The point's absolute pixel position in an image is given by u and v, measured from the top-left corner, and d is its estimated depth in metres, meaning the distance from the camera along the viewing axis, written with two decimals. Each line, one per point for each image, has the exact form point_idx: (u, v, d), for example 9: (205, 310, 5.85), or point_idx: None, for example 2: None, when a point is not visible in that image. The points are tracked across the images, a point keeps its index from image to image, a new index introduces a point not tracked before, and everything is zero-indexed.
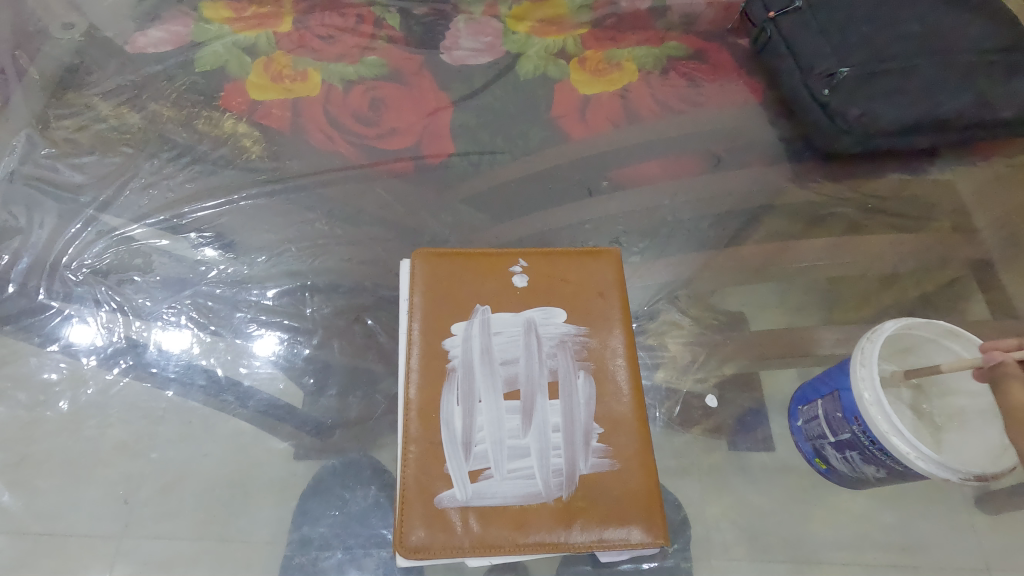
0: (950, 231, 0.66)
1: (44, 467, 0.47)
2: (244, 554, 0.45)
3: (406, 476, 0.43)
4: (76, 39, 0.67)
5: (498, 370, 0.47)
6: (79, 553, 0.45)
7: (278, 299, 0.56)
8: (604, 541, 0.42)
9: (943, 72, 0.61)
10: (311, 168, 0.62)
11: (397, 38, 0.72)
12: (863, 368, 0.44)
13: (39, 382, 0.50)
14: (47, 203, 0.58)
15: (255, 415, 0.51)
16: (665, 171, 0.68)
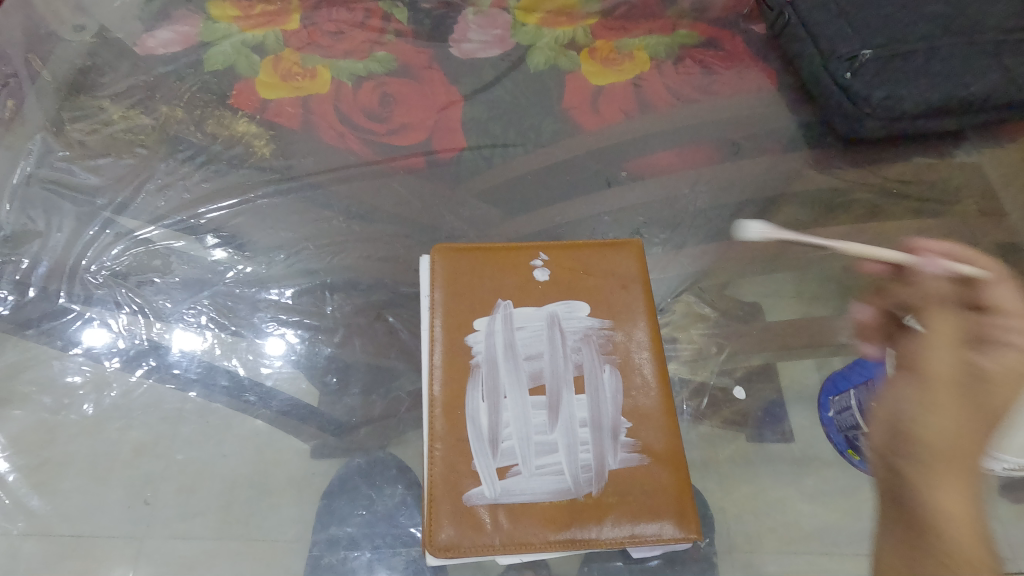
0: (977, 215, 0.64)
1: (70, 470, 0.47)
2: (266, 551, 0.45)
3: (433, 473, 0.43)
4: (87, 41, 0.67)
5: (523, 365, 0.46)
6: (104, 553, 0.44)
7: (297, 298, 0.56)
8: (637, 536, 0.41)
9: (969, 52, 0.60)
10: (323, 166, 0.62)
11: (405, 33, 0.71)
12: (898, 359, 0.43)
13: (62, 386, 0.50)
14: (65, 207, 0.57)
15: (278, 415, 0.51)
16: (682, 160, 0.67)
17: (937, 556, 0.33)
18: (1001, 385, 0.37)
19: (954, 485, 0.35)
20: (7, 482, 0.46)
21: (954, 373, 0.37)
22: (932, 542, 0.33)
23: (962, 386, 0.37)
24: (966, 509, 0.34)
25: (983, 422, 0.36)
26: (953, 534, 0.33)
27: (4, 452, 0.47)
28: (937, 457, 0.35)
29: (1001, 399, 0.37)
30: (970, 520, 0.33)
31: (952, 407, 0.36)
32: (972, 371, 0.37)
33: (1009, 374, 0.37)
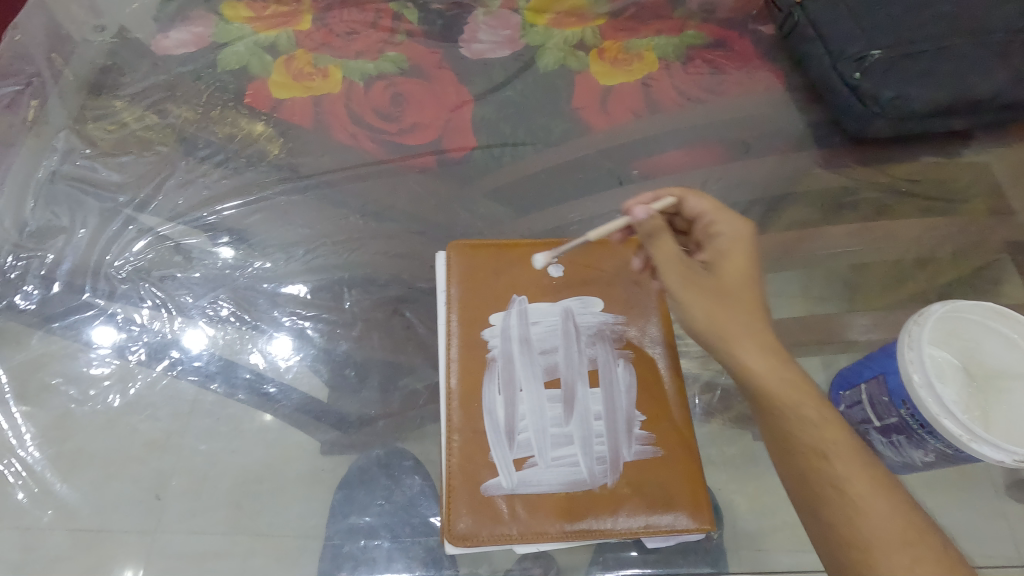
0: (985, 213, 0.65)
1: (96, 460, 0.48)
2: (276, 546, 0.46)
3: (451, 464, 0.43)
4: (106, 41, 0.68)
5: (538, 359, 0.47)
6: (114, 549, 0.45)
7: (314, 293, 0.57)
8: (652, 527, 0.42)
9: (977, 52, 0.60)
10: (338, 164, 0.63)
11: (417, 33, 0.72)
12: (911, 351, 0.43)
13: (88, 378, 0.51)
14: (88, 203, 0.58)
15: (297, 408, 0.52)
16: (691, 159, 0.68)
17: (801, 436, 0.38)
18: (740, 272, 0.44)
19: (787, 366, 0.40)
20: (36, 471, 0.47)
21: (730, 278, 0.43)
22: (781, 422, 0.39)
23: (744, 287, 0.43)
24: (805, 384, 0.40)
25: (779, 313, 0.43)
26: (809, 413, 0.38)
27: (32, 442, 0.48)
28: (766, 353, 0.40)
29: (757, 283, 0.43)
30: (811, 392, 0.39)
31: (755, 307, 0.42)
32: (734, 271, 0.44)
33: (733, 262, 0.44)
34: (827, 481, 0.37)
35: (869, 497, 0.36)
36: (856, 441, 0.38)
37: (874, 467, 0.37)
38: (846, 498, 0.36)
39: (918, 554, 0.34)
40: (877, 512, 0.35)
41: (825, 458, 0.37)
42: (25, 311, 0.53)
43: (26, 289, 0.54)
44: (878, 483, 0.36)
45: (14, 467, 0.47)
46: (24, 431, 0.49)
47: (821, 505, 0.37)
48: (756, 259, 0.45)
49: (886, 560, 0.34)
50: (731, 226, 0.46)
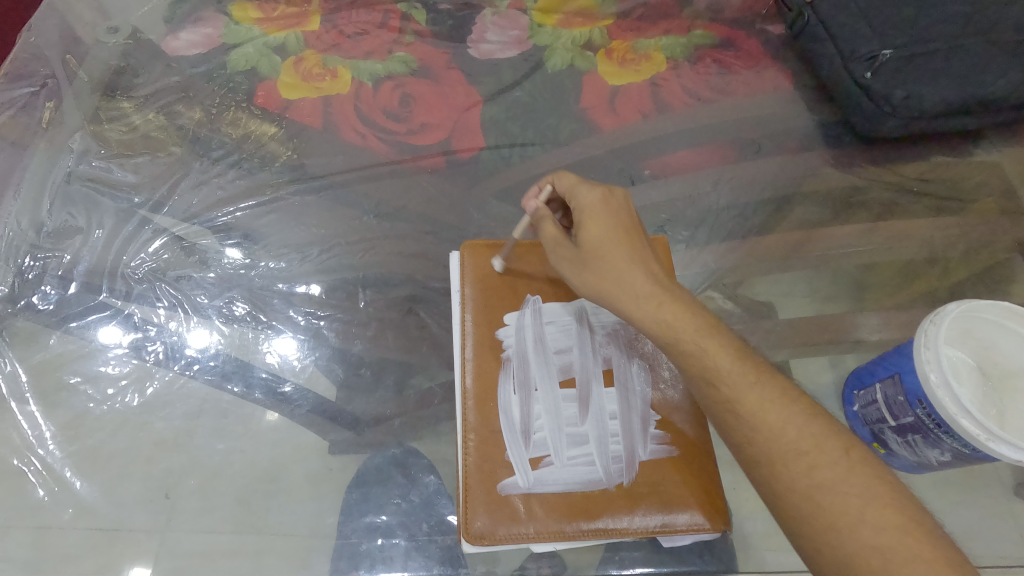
0: (997, 212, 0.65)
1: (114, 459, 0.48)
2: (289, 546, 0.46)
3: (468, 464, 0.44)
4: (120, 42, 0.68)
5: (553, 359, 0.48)
6: (123, 548, 0.45)
7: (328, 293, 0.57)
8: (667, 526, 0.42)
9: (989, 52, 0.60)
10: (350, 165, 0.63)
11: (425, 34, 0.73)
12: (927, 351, 0.43)
13: (105, 378, 0.52)
14: (104, 204, 0.59)
15: (313, 407, 0.52)
16: (701, 158, 0.68)
17: (696, 371, 0.39)
18: (597, 228, 0.44)
19: (664, 309, 0.40)
20: (56, 471, 0.48)
21: (588, 240, 0.44)
22: (673, 360, 0.40)
23: (601, 245, 0.43)
24: (688, 319, 0.40)
25: (652, 255, 0.43)
26: (694, 347, 0.39)
27: (52, 441, 0.49)
28: (636, 303, 0.41)
29: (617, 232, 0.43)
30: (691, 326, 0.40)
31: (615, 262, 0.42)
32: (591, 230, 0.44)
33: (589, 218, 0.45)
34: (719, 407, 0.38)
35: (764, 415, 0.36)
36: (749, 360, 0.39)
37: (770, 382, 0.37)
38: (739, 420, 0.37)
39: (816, 460, 0.34)
40: (772, 424, 0.36)
41: (715, 387, 0.38)
42: (43, 311, 0.53)
43: (44, 289, 0.54)
44: (770, 399, 0.37)
45: (34, 466, 0.48)
46: (44, 430, 0.49)
47: (723, 428, 0.38)
48: (611, 207, 0.45)
49: (784, 471, 0.34)
50: (586, 186, 0.47)
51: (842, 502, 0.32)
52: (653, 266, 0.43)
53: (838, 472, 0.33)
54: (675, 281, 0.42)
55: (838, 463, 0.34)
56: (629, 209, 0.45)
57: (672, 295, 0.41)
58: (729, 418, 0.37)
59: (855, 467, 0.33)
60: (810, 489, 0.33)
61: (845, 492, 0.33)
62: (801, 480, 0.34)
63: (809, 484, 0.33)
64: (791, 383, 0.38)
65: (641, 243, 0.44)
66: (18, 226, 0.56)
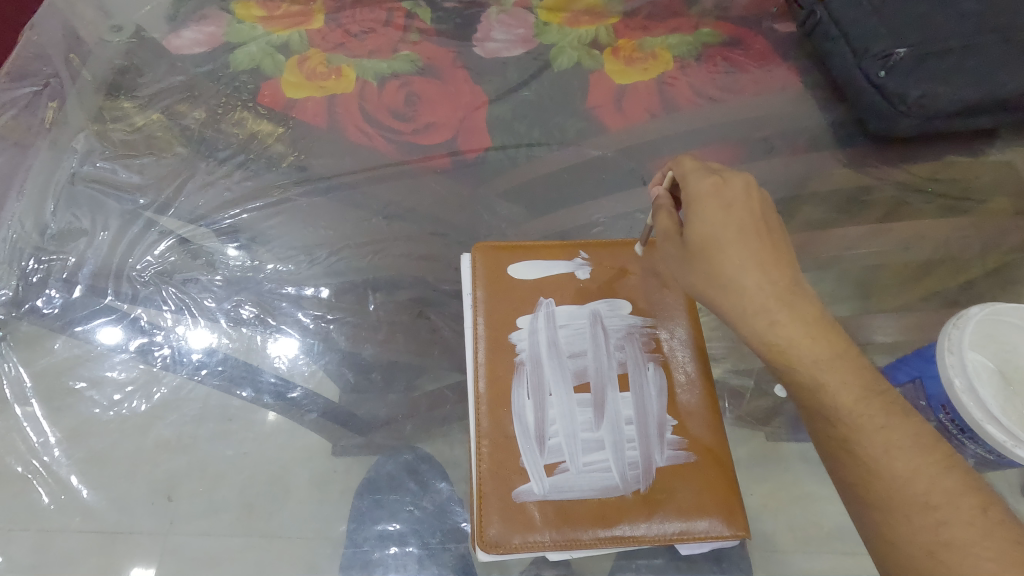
0: (1012, 212, 0.64)
1: (122, 465, 0.48)
2: (297, 552, 0.45)
3: (481, 470, 0.43)
4: (122, 42, 0.67)
5: (567, 363, 0.47)
6: (125, 551, 0.45)
7: (336, 295, 0.56)
8: (687, 533, 0.41)
9: (1006, 51, 0.59)
10: (356, 165, 0.62)
11: (431, 32, 0.72)
12: (951, 355, 0.42)
13: (112, 383, 0.51)
14: (109, 206, 0.58)
15: (323, 412, 0.51)
16: (713, 158, 0.67)
17: (813, 401, 0.38)
18: (711, 225, 0.41)
19: (781, 327, 0.38)
20: (62, 478, 0.47)
21: (698, 234, 0.41)
22: (787, 386, 0.39)
23: (712, 243, 0.40)
24: (812, 343, 0.38)
25: (779, 261, 0.40)
26: (812, 376, 0.38)
27: (58, 447, 0.48)
28: (748, 316, 0.39)
29: (735, 230, 0.40)
30: (814, 352, 0.38)
31: (729, 265, 0.39)
32: (704, 226, 0.41)
33: (699, 212, 0.41)
34: (836, 445, 0.37)
35: (889, 460, 0.35)
36: (879, 399, 0.37)
37: (899, 425, 0.36)
38: (859, 461, 0.35)
39: (945, 515, 0.32)
40: (900, 473, 0.34)
41: (834, 422, 0.37)
42: (47, 315, 0.53)
43: (48, 293, 0.53)
44: (900, 444, 0.35)
45: (39, 473, 0.47)
46: (49, 435, 0.48)
47: (837, 467, 0.37)
48: (728, 202, 0.41)
49: (905, 520, 0.33)
50: (701, 174, 0.43)
51: (973, 565, 0.30)
52: (778, 275, 0.39)
53: (970, 531, 0.31)
54: (804, 293, 0.39)
55: (972, 523, 0.32)
56: (752, 204, 0.41)
57: (796, 311, 0.38)
58: (846, 457, 0.36)
59: (991, 529, 0.31)
60: (933, 544, 0.32)
61: (975, 553, 0.31)
62: (923, 534, 0.32)
63: (933, 539, 0.32)
64: (924, 427, 0.36)
65: (765, 244, 0.40)
66: (22, 228, 0.56)
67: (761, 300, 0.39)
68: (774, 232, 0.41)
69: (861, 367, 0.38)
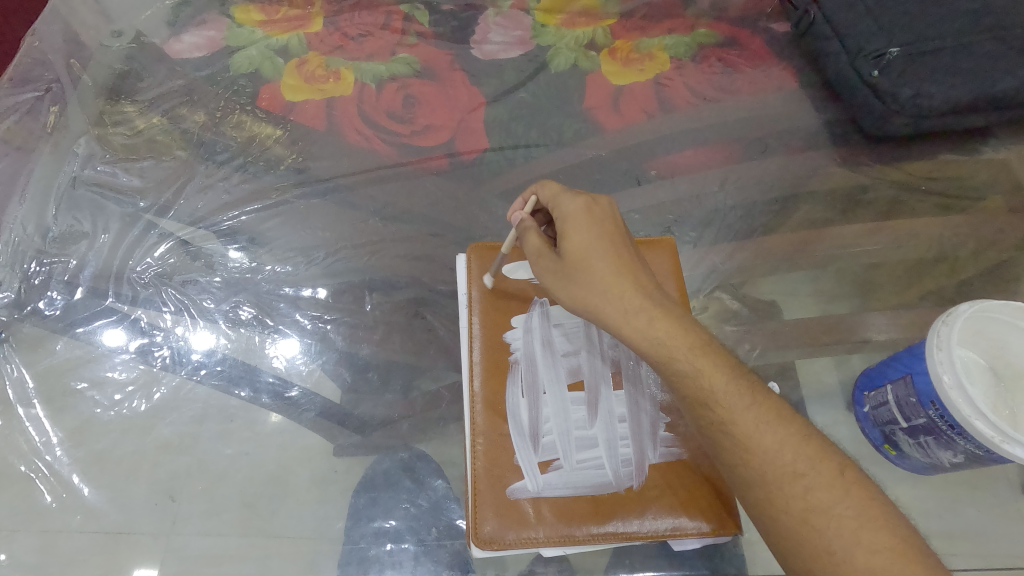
0: (1006, 210, 0.64)
1: (121, 465, 0.48)
2: (295, 548, 0.46)
3: (477, 467, 0.43)
4: (123, 46, 0.68)
5: (561, 362, 0.47)
6: (129, 550, 0.45)
7: (334, 297, 0.57)
8: (678, 530, 0.42)
9: (998, 49, 0.59)
10: (354, 168, 0.63)
11: (429, 35, 0.72)
12: (940, 351, 0.42)
13: (113, 383, 0.51)
14: (109, 209, 0.59)
15: (320, 411, 0.52)
16: (707, 158, 0.67)
17: (692, 391, 0.37)
18: (582, 238, 0.42)
19: (657, 323, 0.39)
20: (62, 477, 0.47)
21: (571, 250, 0.42)
22: (668, 379, 0.38)
23: (587, 256, 0.41)
24: (680, 337, 0.38)
25: (641, 266, 0.41)
26: (688, 367, 0.38)
27: (59, 446, 0.49)
28: (625, 319, 0.39)
29: (604, 242, 0.41)
30: (684, 344, 0.38)
31: (602, 274, 0.40)
32: (576, 241, 0.42)
33: (571, 226, 0.43)
34: (713, 428, 0.36)
35: (760, 436, 0.35)
36: (744, 379, 0.37)
37: (764, 403, 0.36)
38: (736, 441, 0.35)
39: (812, 482, 0.33)
40: (769, 445, 0.35)
41: (710, 409, 0.37)
42: (49, 317, 0.53)
43: (50, 294, 0.54)
44: (766, 420, 0.35)
45: (41, 472, 0.47)
46: (51, 435, 0.49)
47: (714, 448, 0.36)
48: (598, 217, 0.43)
49: (779, 492, 0.33)
50: (568, 196, 0.44)
51: (838, 524, 0.32)
52: (643, 277, 0.41)
53: (833, 493, 0.33)
54: (667, 295, 0.40)
55: (835, 486, 0.33)
56: (614, 217, 0.43)
57: (663, 308, 0.39)
58: (722, 438, 0.36)
59: (852, 490, 0.33)
60: (805, 510, 0.32)
61: (840, 515, 0.32)
62: (795, 501, 0.33)
63: (805, 506, 0.32)
64: (781, 402, 0.37)
65: (628, 252, 0.42)
66: (24, 231, 0.56)
67: (633, 304, 0.39)
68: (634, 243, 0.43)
69: (722, 354, 0.39)
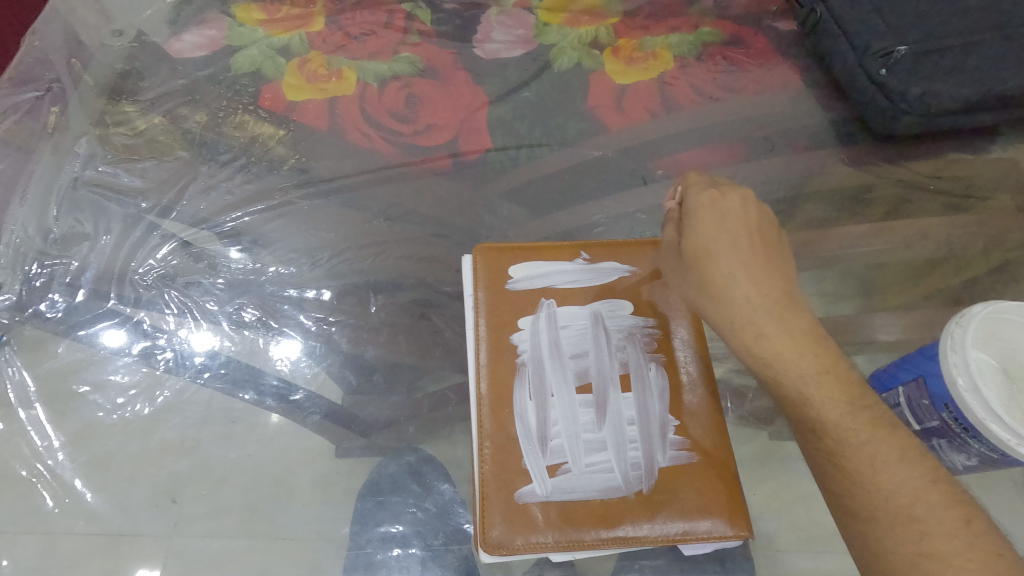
0: (1015, 209, 0.64)
1: (124, 469, 0.48)
2: (299, 552, 0.45)
3: (484, 471, 0.43)
4: (123, 46, 0.67)
5: (569, 364, 0.47)
6: (130, 552, 0.45)
7: (338, 298, 0.56)
8: (690, 533, 0.41)
9: (1007, 47, 0.59)
10: (357, 168, 0.62)
11: (431, 34, 0.72)
12: (954, 353, 0.42)
13: (115, 387, 0.51)
14: (111, 209, 0.58)
15: (325, 414, 0.51)
16: (713, 158, 0.67)
17: (802, 413, 0.38)
18: (706, 235, 0.42)
19: (768, 337, 0.39)
20: (65, 482, 0.47)
21: (693, 244, 0.43)
22: (778, 398, 0.39)
23: (706, 253, 0.42)
24: (800, 358, 0.38)
25: (771, 274, 0.40)
26: (800, 389, 0.38)
27: (61, 451, 0.48)
28: (738, 324, 0.40)
29: (730, 242, 0.41)
30: (801, 365, 0.38)
31: (719, 274, 0.41)
32: (700, 236, 0.42)
33: (697, 222, 0.43)
34: (824, 456, 0.36)
35: (875, 474, 0.34)
36: (867, 412, 0.36)
37: (888, 440, 0.35)
38: (846, 476, 0.35)
39: (929, 528, 0.32)
40: (885, 486, 0.34)
41: (823, 436, 0.37)
42: (51, 319, 0.53)
43: (51, 297, 0.53)
44: (886, 458, 0.34)
45: (43, 477, 0.47)
46: (54, 438, 0.48)
47: (825, 479, 0.36)
48: (725, 214, 0.42)
49: (888, 534, 0.33)
50: (702, 186, 0.45)
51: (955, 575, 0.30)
52: (768, 286, 0.40)
53: (953, 544, 0.31)
54: (798, 306, 0.40)
55: (954, 535, 0.31)
56: (749, 218, 0.42)
57: (784, 324, 0.39)
58: (835, 471, 0.36)
59: (975, 542, 0.31)
60: (916, 556, 0.31)
61: (959, 567, 0.30)
62: (907, 545, 0.32)
63: (917, 551, 0.31)
64: (914, 441, 0.35)
65: (757, 257, 0.41)
66: (25, 233, 0.56)
67: (750, 312, 0.40)
68: (770, 249, 0.42)
69: (851, 379, 0.37)
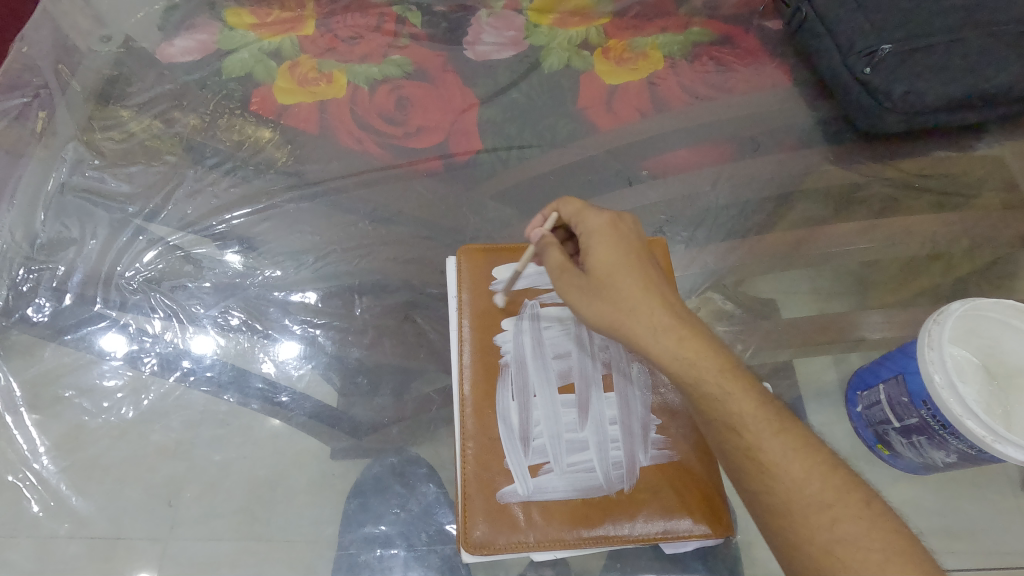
0: (1000, 207, 0.64)
1: (110, 472, 0.48)
2: (288, 553, 0.46)
3: (466, 472, 0.43)
4: (112, 51, 0.68)
5: (552, 364, 0.47)
6: (128, 555, 0.45)
7: (325, 301, 0.57)
8: (670, 532, 0.42)
9: (988, 45, 0.59)
10: (346, 170, 0.63)
11: (421, 37, 0.72)
12: (931, 351, 0.42)
13: (101, 390, 0.51)
14: (98, 214, 0.58)
15: (311, 415, 0.51)
16: (700, 158, 0.67)
17: (719, 418, 0.37)
18: (609, 253, 0.41)
19: (685, 343, 0.38)
20: (51, 485, 0.47)
21: (597, 265, 0.41)
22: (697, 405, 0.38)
23: (613, 273, 0.40)
24: (711, 360, 0.38)
25: (669, 287, 0.41)
26: (717, 390, 0.37)
27: (47, 454, 0.48)
28: (654, 336, 0.38)
29: (630, 260, 0.41)
30: (713, 367, 0.38)
31: (630, 290, 0.40)
32: (602, 256, 0.41)
33: (597, 243, 0.42)
34: (741, 455, 0.36)
35: (788, 464, 0.34)
36: (774, 407, 0.37)
37: (792, 432, 0.36)
38: (761, 469, 0.35)
39: (839, 514, 0.33)
40: (797, 476, 0.34)
41: (739, 434, 0.36)
42: (38, 324, 0.53)
43: (38, 301, 0.54)
44: (794, 448, 0.35)
45: (29, 480, 0.47)
46: (39, 443, 0.49)
47: (738, 475, 0.36)
48: (623, 234, 0.42)
49: (804, 523, 0.33)
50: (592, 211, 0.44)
51: (863, 559, 0.31)
52: (670, 296, 0.40)
53: (858, 527, 0.32)
54: (694, 315, 0.40)
55: (860, 517, 0.32)
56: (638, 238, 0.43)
57: (692, 329, 0.39)
58: (748, 467, 0.36)
59: (876, 522, 0.32)
60: (830, 543, 0.32)
61: (867, 549, 0.31)
62: (820, 533, 0.32)
63: (831, 538, 0.32)
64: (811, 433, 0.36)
65: (654, 271, 0.41)
66: (12, 238, 0.56)
67: (663, 324, 0.39)
68: (659, 263, 0.43)
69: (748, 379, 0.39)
